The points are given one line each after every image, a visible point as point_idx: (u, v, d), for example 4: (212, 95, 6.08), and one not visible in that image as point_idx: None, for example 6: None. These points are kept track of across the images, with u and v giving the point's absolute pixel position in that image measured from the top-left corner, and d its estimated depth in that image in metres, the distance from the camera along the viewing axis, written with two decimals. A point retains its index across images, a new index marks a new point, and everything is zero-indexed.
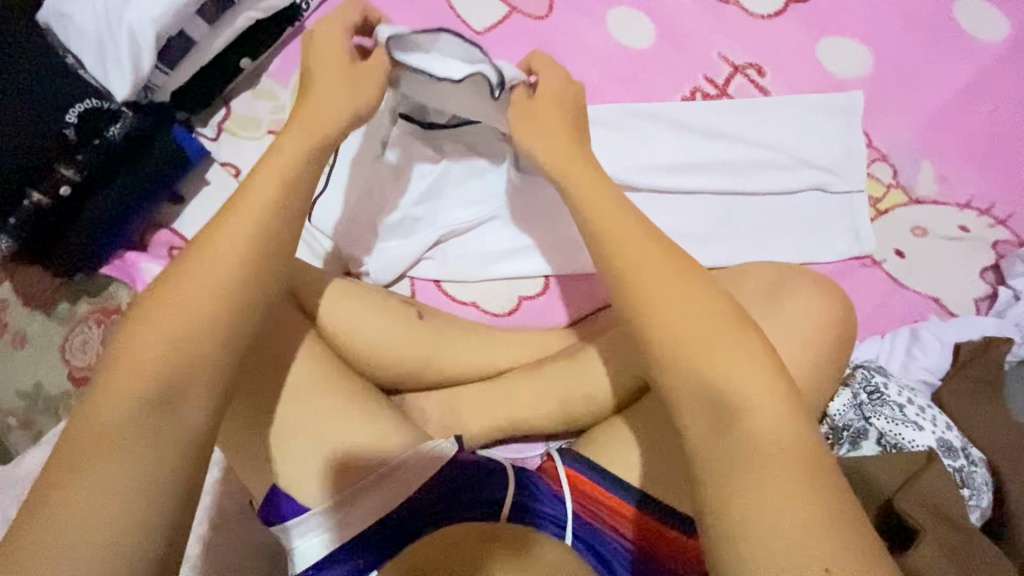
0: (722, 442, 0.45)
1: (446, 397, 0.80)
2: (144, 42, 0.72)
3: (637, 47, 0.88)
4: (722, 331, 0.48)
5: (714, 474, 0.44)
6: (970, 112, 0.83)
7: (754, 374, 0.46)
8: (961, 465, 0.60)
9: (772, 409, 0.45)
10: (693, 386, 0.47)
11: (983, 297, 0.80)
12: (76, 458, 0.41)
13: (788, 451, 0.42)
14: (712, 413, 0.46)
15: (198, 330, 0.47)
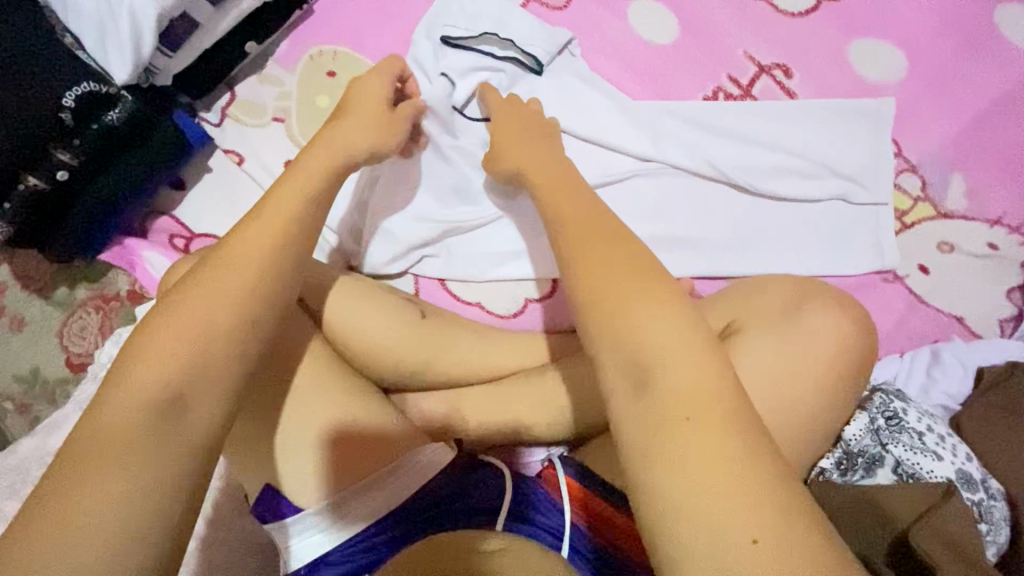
0: (643, 409, 0.40)
1: (446, 400, 0.77)
2: (145, 23, 0.69)
3: (659, 41, 0.84)
4: (658, 302, 0.43)
5: (634, 444, 0.39)
6: (1007, 121, 0.79)
7: (665, 327, 0.42)
8: (980, 499, 0.58)
9: (691, 364, 0.41)
10: (609, 345, 0.43)
11: (1008, 318, 0.77)
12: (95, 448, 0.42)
13: (704, 408, 0.39)
14: (634, 379, 0.41)
15: (207, 331, 0.48)
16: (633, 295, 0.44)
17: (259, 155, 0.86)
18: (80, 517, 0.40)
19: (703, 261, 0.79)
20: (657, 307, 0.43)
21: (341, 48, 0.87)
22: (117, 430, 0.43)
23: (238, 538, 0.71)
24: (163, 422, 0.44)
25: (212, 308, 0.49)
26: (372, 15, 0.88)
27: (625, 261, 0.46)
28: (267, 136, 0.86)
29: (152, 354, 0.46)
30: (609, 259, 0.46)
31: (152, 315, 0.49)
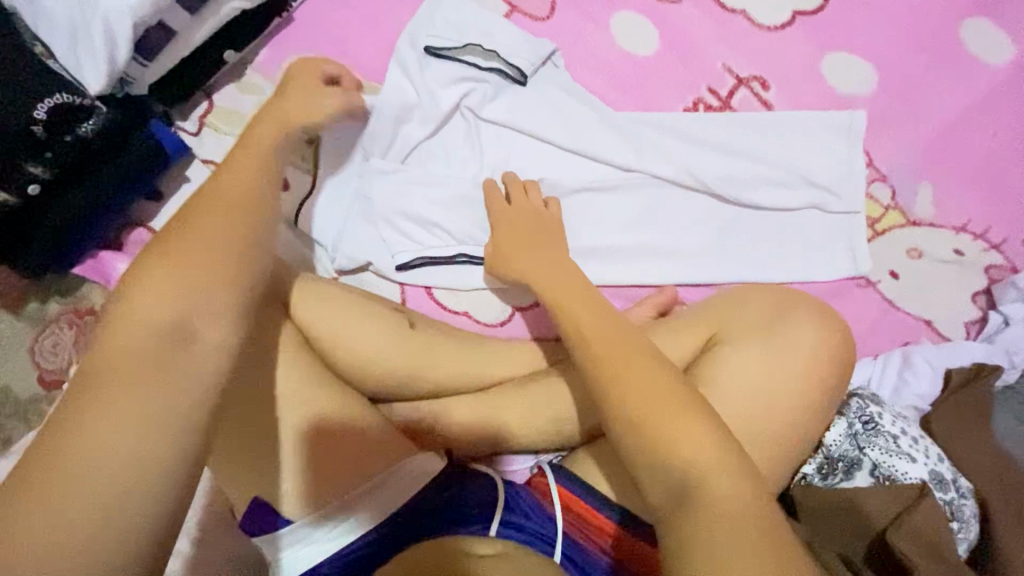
0: (673, 515, 0.48)
1: (434, 410, 0.78)
2: (121, 33, 0.67)
3: (641, 53, 0.85)
4: (687, 418, 0.50)
5: (673, 535, 0.47)
6: (973, 132, 0.82)
7: (696, 446, 0.49)
8: (952, 498, 0.60)
9: (726, 485, 0.48)
10: (651, 457, 0.50)
11: (973, 322, 0.80)
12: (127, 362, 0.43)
13: (737, 523, 0.46)
14: (672, 489, 0.49)
15: (215, 261, 0.48)
16: (669, 406, 0.51)
17: None
18: (118, 423, 0.41)
19: (687, 270, 0.82)
20: (684, 426, 0.50)
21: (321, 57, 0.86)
22: (127, 355, 0.44)
23: (223, 557, 0.70)
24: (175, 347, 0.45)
25: (213, 239, 0.49)
26: (353, 22, 0.87)
27: (655, 366, 0.53)
28: None
29: (158, 281, 0.47)
30: (647, 364, 0.54)
31: (173, 235, 0.49)
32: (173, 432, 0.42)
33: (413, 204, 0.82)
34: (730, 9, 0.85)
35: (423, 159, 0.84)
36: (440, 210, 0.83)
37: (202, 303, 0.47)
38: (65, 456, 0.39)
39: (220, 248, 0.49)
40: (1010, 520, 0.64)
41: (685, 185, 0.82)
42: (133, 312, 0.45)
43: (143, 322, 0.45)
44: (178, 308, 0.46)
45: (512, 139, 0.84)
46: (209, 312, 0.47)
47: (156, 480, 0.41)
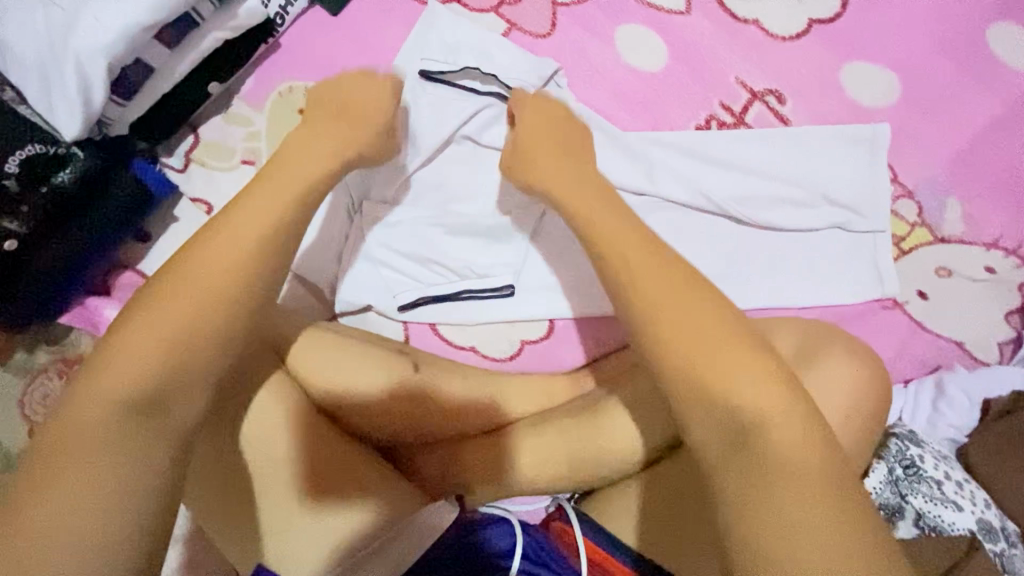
0: (722, 466, 0.46)
1: (445, 455, 0.75)
2: (95, 75, 0.62)
3: (649, 69, 0.81)
4: (749, 359, 0.48)
5: (728, 497, 0.45)
6: (1004, 141, 0.77)
7: (759, 389, 0.47)
8: (1002, 549, 0.57)
9: (787, 428, 0.46)
10: (714, 406, 0.47)
11: (1007, 342, 0.77)
12: (96, 428, 0.45)
13: (803, 468, 0.44)
14: (729, 437, 0.46)
15: (190, 326, 0.49)
16: (730, 355, 0.48)
17: (230, 201, 0.80)
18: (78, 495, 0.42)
19: None
20: (743, 363, 0.47)
21: (312, 84, 0.81)
22: (92, 427, 0.45)
23: None
24: (142, 413, 0.46)
25: (206, 286, 0.50)
26: (343, 46, 0.82)
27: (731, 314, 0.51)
28: (238, 180, 0.81)
29: (143, 338, 0.48)
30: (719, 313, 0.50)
31: (167, 283, 0.50)
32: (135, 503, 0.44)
33: (414, 237, 0.78)
34: (742, 18, 0.81)
35: (423, 190, 0.80)
36: (442, 243, 0.79)
37: (168, 379, 0.47)
38: (26, 521, 0.41)
39: (218, 299, 0.50)
40: None
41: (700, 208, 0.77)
42: (96, 381, 0.46)
43: (124, 377, 0.46)
44: (155, 372, 0.47)
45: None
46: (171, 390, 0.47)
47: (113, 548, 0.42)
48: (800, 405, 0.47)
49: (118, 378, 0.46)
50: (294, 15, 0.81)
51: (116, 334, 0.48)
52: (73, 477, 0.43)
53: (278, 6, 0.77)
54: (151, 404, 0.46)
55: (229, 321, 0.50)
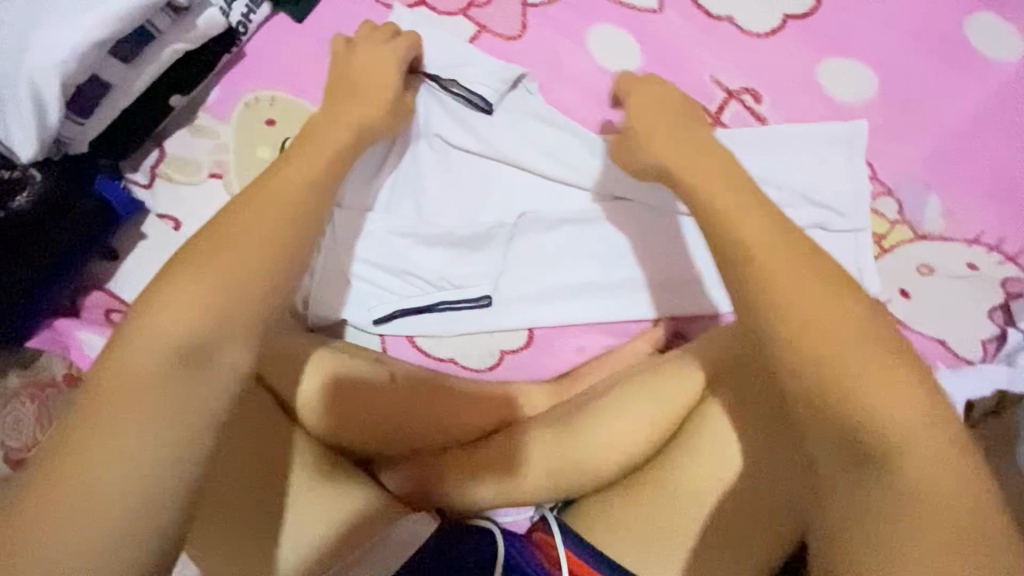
0: (843, 486, 0.40)
1: (426, 467, 0.74)
2: (48, 96, 0.60)
3: (622, 70, 0.79)
4: (884, 372, 0.41)
5: (851, 529, 0.39)
6: (983, 134, 0.76)
7: (888, 392, 0.40)
8: None
9: (911, 436, 0.40)
10: (833, 411, 0.41)
11: (991, 339, 0.76)
12: (134, 380, 0.42)
13: (937, 483, 0.38)
14: (853, 457, 0.40)
15: (237, 288, 0.46)
16: (846, 341, 0.42)
17: (197, 218, 0.78)
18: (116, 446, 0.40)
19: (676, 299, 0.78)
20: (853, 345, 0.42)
21: (278, 93, 0.80)
22: (132, 380, 0.42)
23: None
24: (181, 366, 0.43)
25: (254, 253, 0.48)
26: (309, 54, 0.80)
27: (866, 322, 0.43)
28: (206, 195, 0.79)
29: (185, 292, 0.45)
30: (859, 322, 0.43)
31: (205, 241, 0.48)
32: (175, 461, 0.41)
33: (387, 249, 0.77)
34: (716, 16, 0.79)
35: (394, 200, 0.78)
36: (416, 255, 0.77)
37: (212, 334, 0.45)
38: (65, 468, 0.39)
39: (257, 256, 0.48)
40: None
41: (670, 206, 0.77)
42: (146, 328, 0.44)
43: (165, 334, 0.44)
44: (195, 329, 0.44)
45: (489, 173, 0.79)
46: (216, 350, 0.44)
47: (143, 507, 0.39)
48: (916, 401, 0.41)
49: (158, 332, 0.44)
50: (258, 23, 0.79)
51: (160, 285, 0.46)
52: (109, 427, 0.40)
53: (240, 15, 0.75)
54: (193, 358, 0.43)
55: (274, 287, 0.48)
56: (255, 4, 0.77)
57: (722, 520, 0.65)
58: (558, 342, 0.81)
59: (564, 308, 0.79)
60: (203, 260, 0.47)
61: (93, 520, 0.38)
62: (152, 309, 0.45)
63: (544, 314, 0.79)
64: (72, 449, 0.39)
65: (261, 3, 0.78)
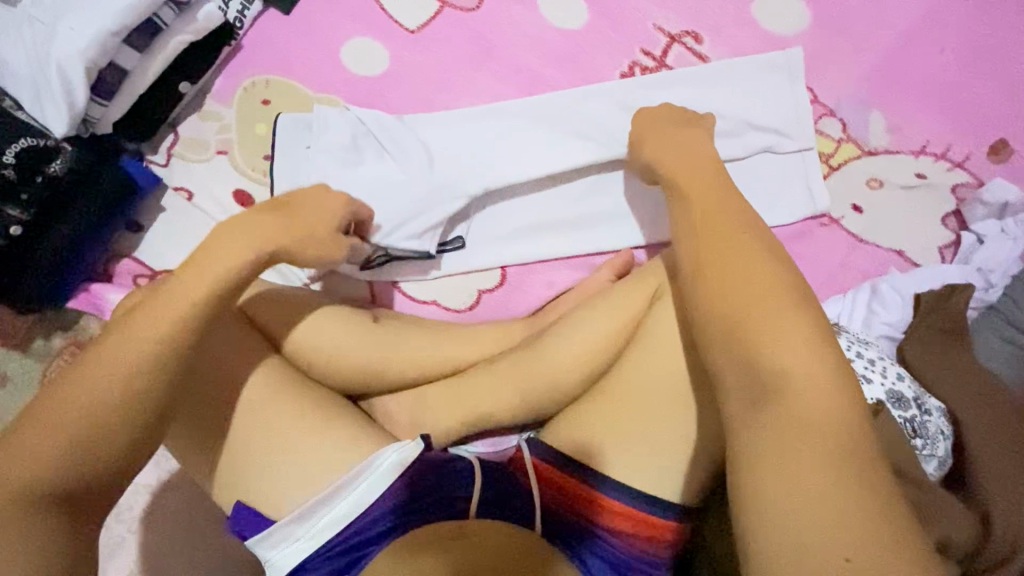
0: (742, 413, 0.48)
1: (411, 397, 0.82)
2: (75, 78, 0.73)
3: (572, 27, 0.87)
4: (783, 312, 0.50)
5: (744, 452, 0.46)
6: (918, 51, 0.79)
7: (776, 314, 0.49)
8: (913, 416, 0.61)
9: (795, 341, 0.48)
10: (731, 336, 0.50)
11: (947, 245, 0.78)
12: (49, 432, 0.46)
13: (798, 421, 0.45)
14: (754, 388, 0.48)
15: (136, 362, 0.49)
16: (727, 254, 0.54)
17: (207, 189, 0.90)
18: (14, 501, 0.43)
19: (628, 233, 0.87)
20: (741, 257, 0.54)
21: (271, 77, 0.90)
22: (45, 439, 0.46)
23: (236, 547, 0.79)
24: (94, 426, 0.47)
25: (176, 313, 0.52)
26: (296, 38, 0.90)
27: (786, 278, 0.52)
28: (214, 170, 0.90)
29: (110, 351, 0.49)
30: (777, 277, 0.52)
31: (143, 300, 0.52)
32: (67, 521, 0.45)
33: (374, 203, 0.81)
34: None
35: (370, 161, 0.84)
36: None
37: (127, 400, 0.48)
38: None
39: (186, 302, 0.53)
40: (985, 435, 0.63)
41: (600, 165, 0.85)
42: (71, 383, 0.48)
43: (86, 390, 0.48)
44: (112, 390, 0.48)
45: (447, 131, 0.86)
46: (118, 426, 0.48)
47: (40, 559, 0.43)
48: (791, 312, 0.50)
49: (78, 394, 0.48)
50: (252, 18, 0.90)
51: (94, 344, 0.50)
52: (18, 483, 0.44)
53: (236, 11, 0.88)
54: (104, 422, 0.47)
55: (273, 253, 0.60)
56: (249, 2, 0.88)
57: (675, 416, 0.69)
58: (530, 279, 0.89)
59: (527, 247, 0.88)
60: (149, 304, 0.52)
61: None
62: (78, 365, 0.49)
63: (514, 251, 0.87)
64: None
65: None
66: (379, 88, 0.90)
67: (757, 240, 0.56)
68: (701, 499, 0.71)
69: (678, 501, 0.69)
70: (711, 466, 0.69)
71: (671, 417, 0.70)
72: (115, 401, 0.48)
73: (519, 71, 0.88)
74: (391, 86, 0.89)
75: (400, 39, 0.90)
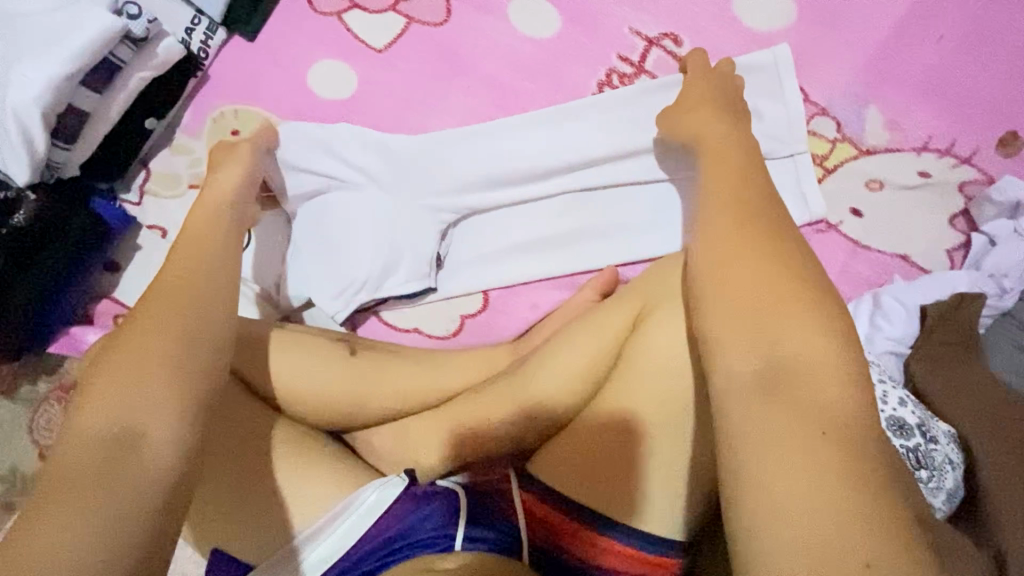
0: (740, 424, 0.42)
1: (393, 431, 0.79)
2: (32, 125, 0.71)
3: (544, 36, 0.83)
4: (787, 353, 0.43)
5: (742, 449, 0.41)
6: (915, 40, 0.74)
7: (778, 356, 0.43)
8: (916, 444, 0.58)
9: (803, 385, 0.42)
10: (727, 374, 0.44)
11: (956, 248, 0.73)
12: (123, 362, 0.48)
13: (805, 466, 0.39)
14: (761, 435, 0.41)
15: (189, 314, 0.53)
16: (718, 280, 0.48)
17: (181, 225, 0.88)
18: (105, 414, 0.46)
19: (614, 250, 0.83)
20: (740, 280, 0.47)
21: (239, 106, 0.88)
22: (125, 365, 0.48)
23: None
24: (169, 358, 0.49)
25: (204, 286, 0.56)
26: (261, 65, 0.88)
27: (795, 305, 0.45)
28: (185, 205, 0.88)
29: (170, 302, 0.53)
30: (782, 303, 0.45)
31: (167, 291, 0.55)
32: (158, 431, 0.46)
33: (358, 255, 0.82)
34: None
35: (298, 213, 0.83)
36: (368, 233, 0.82)
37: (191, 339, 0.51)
38: (73, 434, 0.45)
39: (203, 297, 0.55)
40: (995, 458, 0.60)
41: (582, 180, 0.82)
42: (140, 325, 0.51)
43: (156, 328, 0.51)
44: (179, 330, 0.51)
45: (394, 156, 0.83)
46: (190, 358, 0.50)
47: (132, 464, 0.44)
48: (793, 349, 0.44)
49: (148, 331, 0.50)
50: (217, 46, 0.88)
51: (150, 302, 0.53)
52: (100, 402, 0.46)
53: (199, 41, 0.85)
54: (177, 351, 0.50)
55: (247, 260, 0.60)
56: (211, 31, 0.86)
57: (669, 446, 0.65)
58: (515, 301, 0.85)
59: (510, 269, 0.85)
60: (148, 316, 0.52)
61: (86, 475, 0.43)
62: (140, 314, 0.52)
63: (495, 274, 0.85)
64: (73, 422, 0.46)
65: (217, 28, 0.86)
66: (348, 111, 0.87)
67: (769, 251, 0.48)
68: (699, 530, 0.67)
69: (676, 536, 0.65)
70: (708, 498, 0.65)
71: (665, 448, 0.65)
72: (187, 338, 0.51)
73: (491, 85, 0.84)
74: (360, 108, 0.86)
75: (367, 60, 0.87)
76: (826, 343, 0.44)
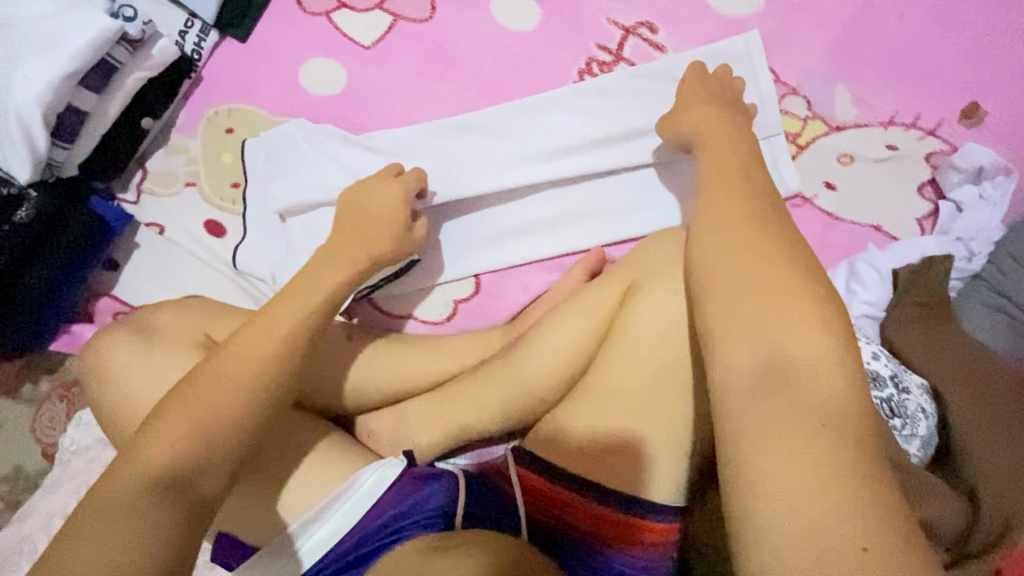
0: (738, 395, 0.44)
1: (392, 415, 0.81)
2: (33, 123, 0.74)
3: (526, 28, 0.87)
4: (762, 305, 0.47)
5: (739, 425, 0.43)
6: (877, 20, 0.77)
7: (753, 308, 0.47)
8: (889, 395, 0.61)
9: (773, 331, 0.46)
10: (716, 336, 0.48)
11: (926, 216, 0.76)
12: (199, 383, 0.56)
13: (789, 411, 0.42)
14: (752, 391, 0.44)
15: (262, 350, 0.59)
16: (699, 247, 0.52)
17: (179, 222, 0.90)
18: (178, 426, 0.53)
19: (601, 232, 0.85)
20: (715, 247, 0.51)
21: (233, 106, 0.91)
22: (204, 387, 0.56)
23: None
24: (235, 384, 0.56)
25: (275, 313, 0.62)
26: (254, 66, 0.91)
27: (764, 261, 0.48)
28: (183, 203, 0.90)
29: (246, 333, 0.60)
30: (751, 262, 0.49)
31: None
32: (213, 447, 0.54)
33: None
34: None
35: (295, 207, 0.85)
36: None
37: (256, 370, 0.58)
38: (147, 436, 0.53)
39: None
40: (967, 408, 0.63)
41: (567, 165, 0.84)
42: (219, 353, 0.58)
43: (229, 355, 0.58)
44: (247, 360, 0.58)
45: (385, 148, 0.86)
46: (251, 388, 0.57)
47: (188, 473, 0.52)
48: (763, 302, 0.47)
49: (223, 360, 0.58)
50: (210, 48, 0.91)
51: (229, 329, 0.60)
52: (176, 415, 0.54)
53: (192, 43, 0.88)
54: (238, 379, 0.57)
55: None
56: (204, 33, 0.89)
57: (659, 415, 0.67)
58: (507, 285, 0.88)
59: (501, 253, 0.87)
60: None
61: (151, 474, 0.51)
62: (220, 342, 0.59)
63: (486, 259, 0.87)
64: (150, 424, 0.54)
65: (210, 31, 0.89)
66: (338, 107, 0.89)
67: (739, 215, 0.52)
68: (691, 496, 0.69)
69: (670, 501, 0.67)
70: (697, 462, 0.67)
71: (655, 415, 0.67)
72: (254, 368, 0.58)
73: (476, 77, 0.88)
74: (351, 103, 0.89)
75: (356, 57, 0.90)
76: (793, 292, 0.47)
